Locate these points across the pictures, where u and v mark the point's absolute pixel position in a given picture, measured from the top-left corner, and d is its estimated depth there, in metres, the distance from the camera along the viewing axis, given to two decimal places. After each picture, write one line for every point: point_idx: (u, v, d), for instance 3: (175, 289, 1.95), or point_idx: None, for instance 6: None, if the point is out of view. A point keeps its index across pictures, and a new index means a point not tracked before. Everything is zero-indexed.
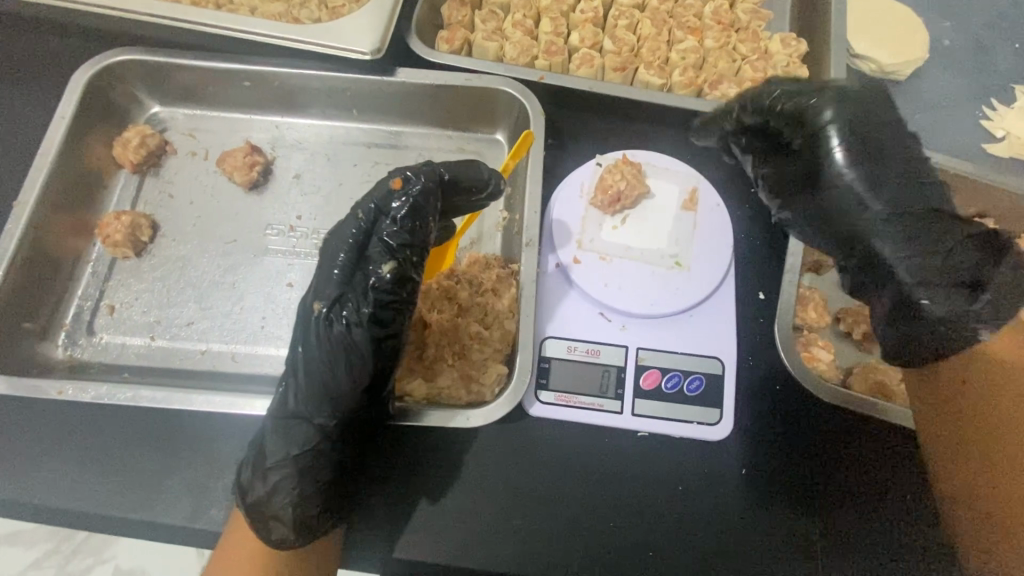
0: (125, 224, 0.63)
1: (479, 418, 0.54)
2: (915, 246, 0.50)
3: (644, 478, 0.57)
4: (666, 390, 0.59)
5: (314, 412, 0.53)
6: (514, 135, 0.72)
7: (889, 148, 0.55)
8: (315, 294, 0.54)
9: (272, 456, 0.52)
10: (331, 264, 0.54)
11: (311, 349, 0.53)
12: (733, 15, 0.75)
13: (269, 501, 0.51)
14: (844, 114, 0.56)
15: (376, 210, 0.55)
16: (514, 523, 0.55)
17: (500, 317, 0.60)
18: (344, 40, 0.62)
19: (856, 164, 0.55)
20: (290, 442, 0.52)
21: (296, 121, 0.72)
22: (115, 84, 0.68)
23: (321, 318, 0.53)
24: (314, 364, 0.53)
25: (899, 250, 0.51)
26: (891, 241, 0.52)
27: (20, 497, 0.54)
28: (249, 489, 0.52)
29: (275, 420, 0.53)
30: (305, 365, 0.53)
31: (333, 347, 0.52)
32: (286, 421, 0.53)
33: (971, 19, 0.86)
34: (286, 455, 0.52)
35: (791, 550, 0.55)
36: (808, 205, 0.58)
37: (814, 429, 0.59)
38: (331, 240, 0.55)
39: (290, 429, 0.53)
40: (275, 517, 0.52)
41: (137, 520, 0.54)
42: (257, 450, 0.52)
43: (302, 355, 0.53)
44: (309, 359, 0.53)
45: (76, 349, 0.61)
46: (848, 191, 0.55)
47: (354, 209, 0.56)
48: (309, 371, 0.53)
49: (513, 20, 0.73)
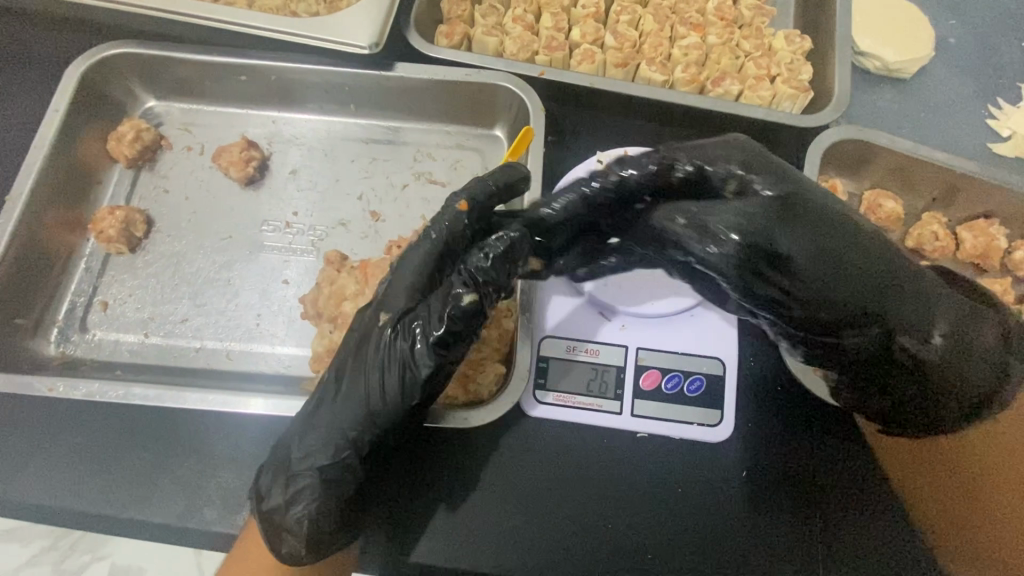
0: (120, 220, 0.63)
1: (479, 418, 0.54)
2: (906, 300, 0.48)
3: (643, 480, 0.57)
4: (666, 390, 0.58)
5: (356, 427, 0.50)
6: (514, 131, 0.71)
7: (803, 194, 0.48)
8: (372, 310, 0.53)
9: (299, 462, 0.50)
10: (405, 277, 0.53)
11: (365, 361, 0.51)
12: (736, 12, 0.74)
13: (280, 511, 0.50)
14: (764, 180, 0.49)
15: (449, 228, 0.53)
16: (512, 525, 0.54)
17: (498, 315, 0.59)
18: (341, 34, 0.62)
19: (804, 239, 0.47)
20: (320, 450, 0.50)
21: (293, 116, 0.71)
22: (110, 78, 0.67)
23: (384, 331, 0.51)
24: (362, 375, 0.51)
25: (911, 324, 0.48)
26: (896, 299, 0.48)
27: (11, 495, 0.54)
28: (263, 494, 0.51)
29: (312, 434, 0.51)
30: (354, 375, 0.51)
31: (389, 363, 0.50)
32: (310, 430, 0.51)
33: (977, 17, 0.85)
34: (306, 464, 0.50)
35: (808, 557, 0.54)
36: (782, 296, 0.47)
37: (826, 434, 0.58)
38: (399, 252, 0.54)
39: (313, 437, 0.50)
40: (287, 529, 0.50)
41: (130, 520, 0.53)
42: (275, 456, 0.51)
43: (352, 369, 0.52)
44: (360, 371, 0.51)
45: (69, 346, 0.61)
46: (795, 236, 0.47)
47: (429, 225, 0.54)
48: (355, 382, 0.51)
49: (514, 15, 0.72)
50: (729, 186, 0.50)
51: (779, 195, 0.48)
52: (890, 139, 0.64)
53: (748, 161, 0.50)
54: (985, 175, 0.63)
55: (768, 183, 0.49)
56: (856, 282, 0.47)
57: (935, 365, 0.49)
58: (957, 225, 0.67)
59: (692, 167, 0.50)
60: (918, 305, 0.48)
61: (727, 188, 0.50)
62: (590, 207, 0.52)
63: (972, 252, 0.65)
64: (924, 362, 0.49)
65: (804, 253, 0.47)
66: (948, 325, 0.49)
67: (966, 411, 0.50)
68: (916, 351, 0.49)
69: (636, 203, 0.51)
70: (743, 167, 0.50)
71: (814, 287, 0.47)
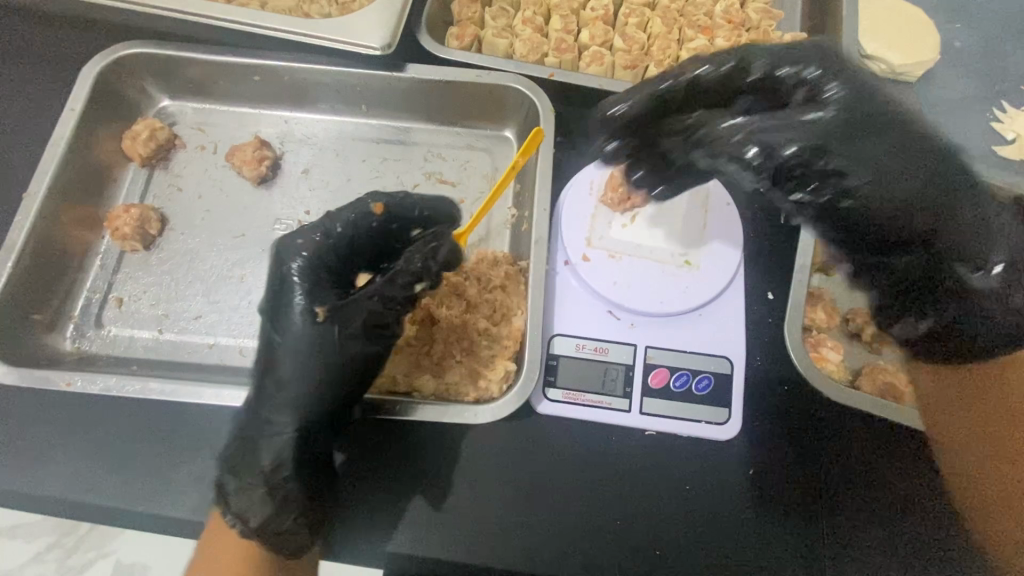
0: (134, 217, 0.63)
1: (487, 414, 0.54)
2: (957, 220, 0.48)
3: (651, 478, 0.57)
4: (675, 389, 0.59)
5: (316, 412, 0.52)
6: (524, 132, 0.71)
7: (878, 105, 0.49)
8: (282, 304, 0.53)
9: (271, 472, 0.51)
10: (315, 266, 0.54)
11: (300, 355, 0.52)
12: (744, 15, 0.75)
13: (270, 523, 0.50)
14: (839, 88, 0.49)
15: (355, 224, 0.55)
16: (522, 522, 0.55)
17: (508, 313, 0.60)
18: (353, 35, 0.62)
19: (871, 143, 0.48)
20: (274, 447, 0.51)
21: (305, 116, 0.72)
22: (125, 78, 0.68)
23: (321, 323, 0.51)
24: (303, 366, 0.51)
25: (963, 245, 0.48)
26: (950, 216, 0.48)
27: (27, 488, 0.54)
28: (246, 515, 0.50)
29: (275, 432, 0.51)
30: (284, 369, 0.52)
31: (323, 353, 0.51)
32: (269, 433, 0.51)
33: (983, 21, 0.86)
34: (283, 464, 0.51)
35: (811, 554, 0.55)
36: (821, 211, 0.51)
37: (829, 432, 0.59)
38: (298, 245, 0.54)
39: (281, 438, 0.51)
40: (284, 533, 0.51)
41: (144, 514, 0.54)
42: (244, 464, 0.51)
43: (286, 363, 0.52)
44: (289, 361, 0.52)
45: (84, 342, 0.61)
46: (846, 137, 0.48)
47: (326, 219, 0.55)
48: (290, 373, 0.52)
49: (523, 17, 0.73)
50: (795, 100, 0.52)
51: (850, 100, 0.48)
52: None
53: (831, 64, 0.50)
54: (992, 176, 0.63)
55: (846, 91, 0.49)
56: (919, 191, 0.48)
57: (978, 287, 0.47)
58: None
59: (765, 71, 0.52)
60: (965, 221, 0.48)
61: (797, 94, 0.51)
62: (653, 101, 0.54)
63: None
64: (972, 290, 0.48)
65: (863, 153, 0.48)
66: (999, 249, 0.47)
67: (999, 347, 0.46)
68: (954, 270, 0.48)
69: (702, 98, 0.54)
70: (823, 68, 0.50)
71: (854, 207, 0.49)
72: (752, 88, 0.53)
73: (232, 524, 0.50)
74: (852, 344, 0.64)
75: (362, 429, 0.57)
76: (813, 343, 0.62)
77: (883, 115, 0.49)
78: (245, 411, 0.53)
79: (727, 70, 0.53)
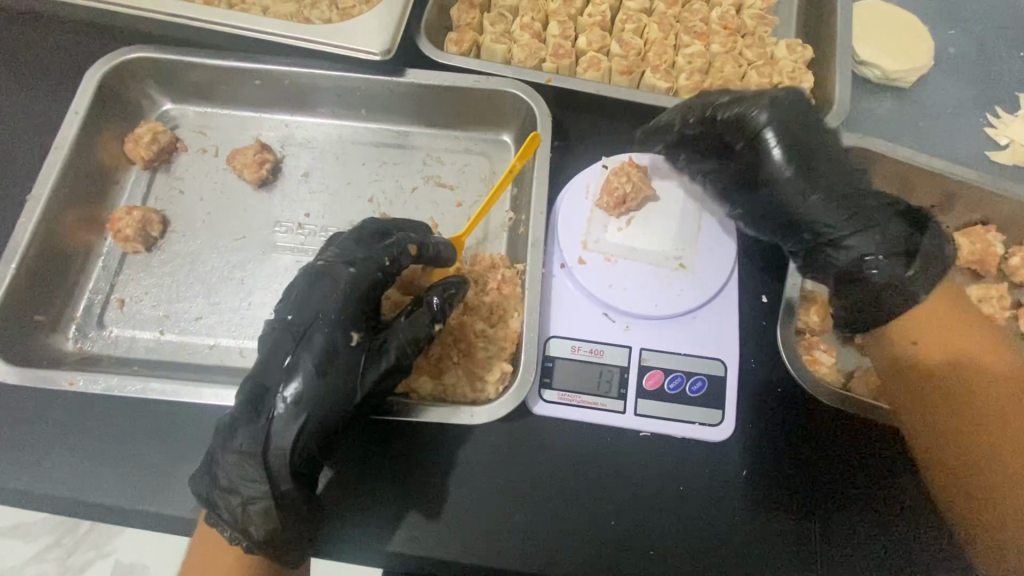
0: (137, 219, 0.64)
1: (484, 415, 0.55)
2: (861, 230, 0.56)
3: (645, 478, 0.58)
4: (670, 391, 0.60)
5: (319, 436, 0.50)
6: (522, 136, 0.72)
7: (797, 132, 0.60)
8: (315, 327, 0.51)
9: (278, 486, 0.50)
10: (360, 293, 0.53)
11: (326, 376, 0.50)
12: (739, 21, 0.76)
13: (270, 534, 0.51)
14: (753, 139, 0.61)
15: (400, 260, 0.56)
16: (518, 522, 0.55)
17: (505, 315, 0.61)
18: (353, 40, 0.63)
19: (800, 168, 0.59)
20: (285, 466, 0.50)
21: (306, 120, 0.73)
22: (128, 82, 0.69)
23: (357, 351, 0.52)
24: (322, 388, 0.50)
25: (847, 242, 0.57)
26: (841, 220, 0.57)
27: (28, 487, 0.55)
28: (241, 522, 0.50)
29: (277, 447, 0.49)
30: (311, 391, 0.50)
31: (354, 382, 0.51)
32: (278, 452, 0.49)
33: (977, 27, 0.87)
34: (282, 480, 0.50)
35: (803, 556, 0.56)
36: (758, 222, 0.62)
37: (822, 434, 0.59)
38: (349, 273, 0.53)
39: (281, 455, 0.50)
40: (288, 544, 0.51)
41: (144, 512, 0.55)
42: (243, 478, 0.50)
43: (305, 381, 0.50)
44: (318, 384, 0.50)
45: (86, 342, 0.62)
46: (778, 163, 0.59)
47: (372, 252, 0.55)
48: (316, 397, 0.50)
49: (521, 23, 0.74)
50: (737, 140, 0.62)
51: (787, 143, 0.59)
52: (890, 148, 0.65)
53: (778, 112, 0.60)
54: (983, 182, 0.64)
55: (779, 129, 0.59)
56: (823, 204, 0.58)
57: (877, 284, 0.56)
58: (956, 231, 0.69)
59: (696, 117, 0.63)
60: (852, 227, 0.57)
61: (745, 135, 0.61)
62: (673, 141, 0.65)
63: (969, 258, 0.66)
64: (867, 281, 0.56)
65: (777, 177, 0.60)
66: (888, 248, 0.56)
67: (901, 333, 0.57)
68: (867, 266, 0.56)
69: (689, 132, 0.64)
70: (774, 113, 0.60)
71: (784, 219, 0.60)
72: (712, 122, 0.62)
73: (237, 538, 0.51)
74: (842, 347, 0.65)
75: (355, 430, 0.57)
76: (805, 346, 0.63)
77: (790, 141, 0.59)
78: (243, 419, 0.50)
79: (704, 113, 0.62)
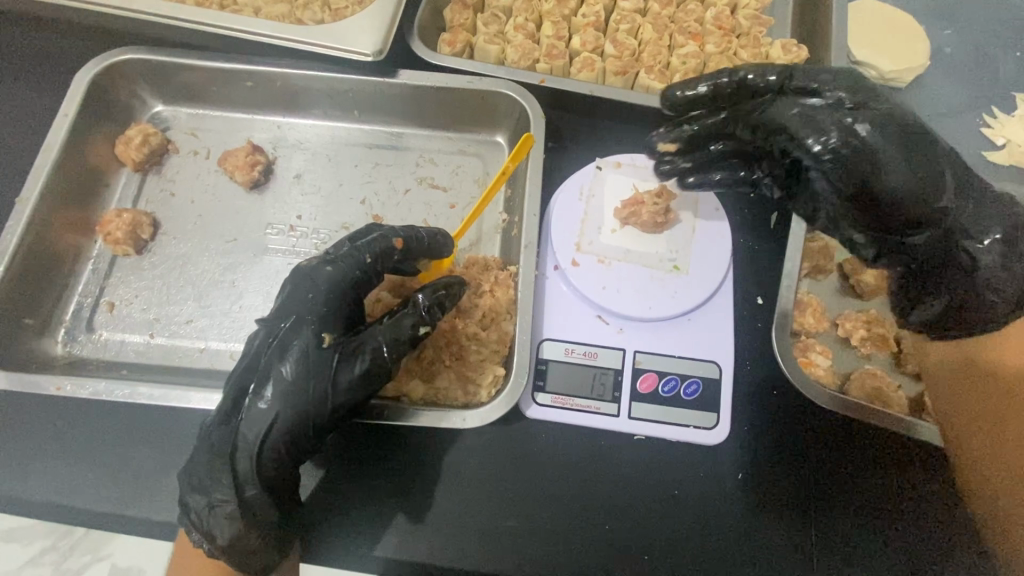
0: (127, 222, 0.64)
1: (474, 419, 0.54)
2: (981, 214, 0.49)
3: (638, 481, 0.57)
4: (663, 394, 0.59)
5: (288, 441, 0.50)
6: (514, 137, 0.72)
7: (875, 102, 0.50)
8: (290, 331, 0.51)
9: (242, 487, 0.49)
10: (341, 296, 0.53)
11: (300, 379, 0.50)
12: (735, 21, 0.75)
13: (239, 541, 0.49)
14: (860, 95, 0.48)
15: (382, 257, 0.55)
16: (511, 525, 0.55)
17: (498, 318, 0.60)
18: (345, 42, 0.63)
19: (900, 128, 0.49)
20: (256, 468, 0.49)
21: (298, 122, 0.73)
22: (119, 83, 0.69)
23: (328, 352, 0.51)
24: (293, 392, 0.50)
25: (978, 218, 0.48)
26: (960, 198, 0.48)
27: (15, 491, 0.54)
28: (213, 533, 0.49)
29: (245, 448, 0.49)
30: (285, 394, 0.49)
31: (330, 385, 0.50)
32: (243, 454, 0.49)
33: (971, 27, 0.87)
34: (251, 483, 0.49)
35: (792, 554, 0.55)
36: (905, 166, 0.45)
37: (817, 438, 0.59)
38: (328, 273, 0.53)
39: (247, 459, 0.49)
40: (255, 551, 0.50)
41: (134, 518, 0.54)
42: (214, 480, 0.49)
43: (277, 384, 0.50)
44: (292, 387, 0.50)
45: (75, 346, 0.62)
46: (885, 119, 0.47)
47: (354, 250, 0.54)
48: (290, 400, 0.49)
49: (515, 24, 0.73)
50: (833, 92, 0.49)
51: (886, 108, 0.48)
52: None
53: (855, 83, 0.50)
54: None
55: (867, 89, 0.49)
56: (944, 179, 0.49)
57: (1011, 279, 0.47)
58: None
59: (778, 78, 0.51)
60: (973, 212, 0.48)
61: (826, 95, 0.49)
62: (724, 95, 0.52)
63: None
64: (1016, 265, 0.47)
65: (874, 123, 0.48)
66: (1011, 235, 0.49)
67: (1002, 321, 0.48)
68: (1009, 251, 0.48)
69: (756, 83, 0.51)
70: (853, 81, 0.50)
71: (931, 165, 0.46)
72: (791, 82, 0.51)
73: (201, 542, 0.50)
74: (842, 348, 0.64)
75: (350, 437, 0.57)
76: (804, 347, 0.63)
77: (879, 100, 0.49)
78: (218, 419, 0.50)
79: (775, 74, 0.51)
